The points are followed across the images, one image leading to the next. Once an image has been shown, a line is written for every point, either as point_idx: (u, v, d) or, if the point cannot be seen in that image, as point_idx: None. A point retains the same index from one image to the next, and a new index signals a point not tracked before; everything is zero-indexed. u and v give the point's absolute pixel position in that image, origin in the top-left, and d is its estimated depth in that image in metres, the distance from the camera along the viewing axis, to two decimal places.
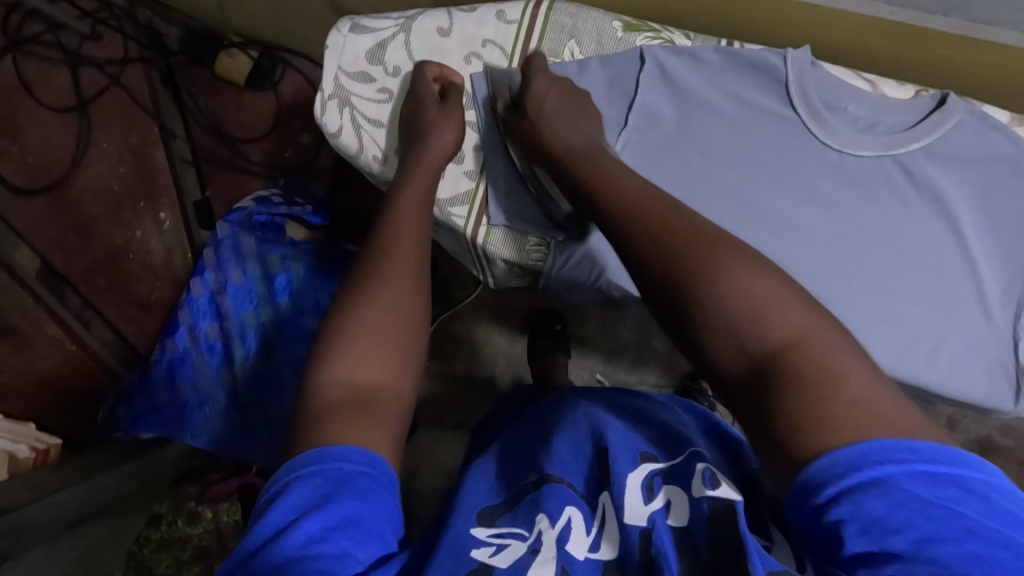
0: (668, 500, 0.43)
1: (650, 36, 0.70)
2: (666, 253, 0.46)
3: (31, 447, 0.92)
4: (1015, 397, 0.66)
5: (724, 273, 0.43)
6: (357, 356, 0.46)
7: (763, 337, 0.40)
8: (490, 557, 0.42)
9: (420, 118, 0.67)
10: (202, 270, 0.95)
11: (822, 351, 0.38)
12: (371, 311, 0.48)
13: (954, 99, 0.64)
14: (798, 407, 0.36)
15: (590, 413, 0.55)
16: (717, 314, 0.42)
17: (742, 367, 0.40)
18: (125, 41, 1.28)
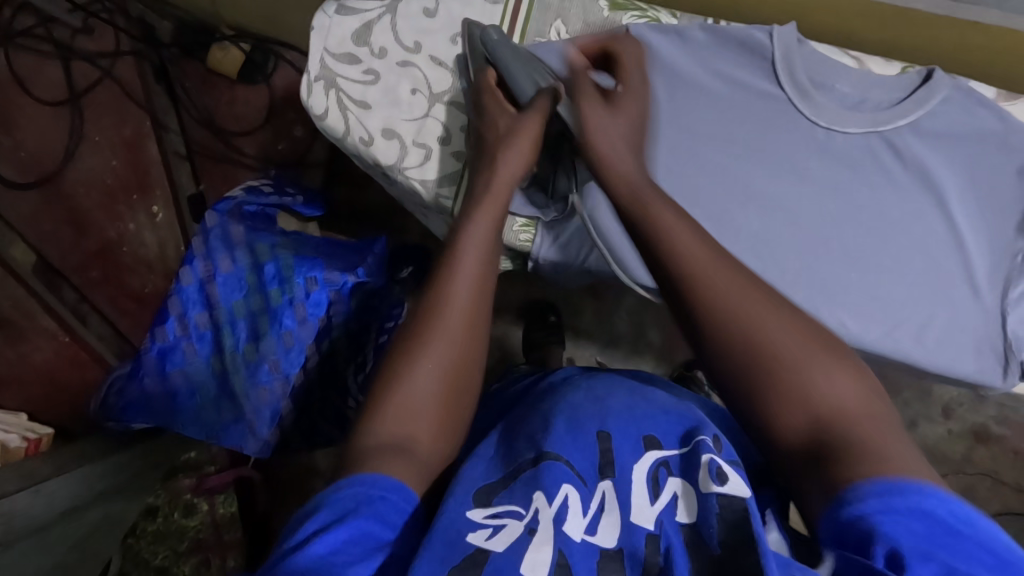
0: (674, 495, 0.44)
1: (636, 14, 0.70)
2: (719, 270, 0.46)
3: (22, 437, 0.92)
4: (1002, 373, 0.66)
5: (794, 346, 0.43)
6: (404, 413, 0.46)
7: (827, 407, 0.40)
8: (485, 541, 0.41)
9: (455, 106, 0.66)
10: (191, 259, 0.94)
11: (865, 404, 0.41)
12: (426, 373, 0.47)
13: (940, 75, 0.64)
14: (852, 465, 0.37)
15: (588, 393, 0.54)
16: (794, 390, 0.41)
17: (798, 438, 0.41)
18: (116, 33, 1.29)
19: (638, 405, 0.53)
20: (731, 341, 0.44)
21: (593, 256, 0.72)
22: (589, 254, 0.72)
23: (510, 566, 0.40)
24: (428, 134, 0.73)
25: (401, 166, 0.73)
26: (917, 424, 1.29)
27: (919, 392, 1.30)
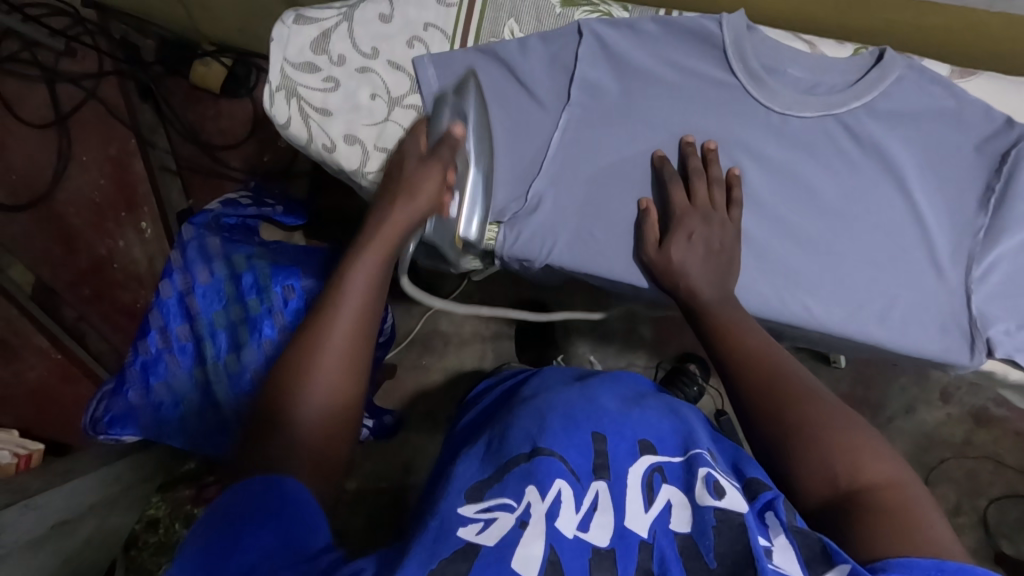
0: (667, 502, 0.45)
1: (588, 9, 0.71)
2: (769, 383, 0.52)
3: (12, 453, 0.94)
4: (970, 350, 0.65)
5: (825, 413, 0.48)
6: (298, 439, 0.46)
7: (853, 475, 0.45)
8: (476, 535, 0.40)
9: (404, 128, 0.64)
10: (170, 272, 0.96)
11: (903, 494, 0.43)
12: (333, 362, 0.49)
13: (892, 54, 0.64)
14: (879, 528, 0.41)
15: (578, 392, 0.55)
16: (831, 472, 0.45)
17: (825, 502, 0.45)
18: (99, 56, 1.28)
19: (603, 402, 0.54)
20: (768, 404, 0.50)
21: (555, 253, 0.71)
22: (551, 250, 0.71)
23: (503, 558, 0.39)
24: (389, 138, 0.74)
25: (364, 171, 0.74)
26: (915, 409, 1.28)
27: (915, 376, 1.29)
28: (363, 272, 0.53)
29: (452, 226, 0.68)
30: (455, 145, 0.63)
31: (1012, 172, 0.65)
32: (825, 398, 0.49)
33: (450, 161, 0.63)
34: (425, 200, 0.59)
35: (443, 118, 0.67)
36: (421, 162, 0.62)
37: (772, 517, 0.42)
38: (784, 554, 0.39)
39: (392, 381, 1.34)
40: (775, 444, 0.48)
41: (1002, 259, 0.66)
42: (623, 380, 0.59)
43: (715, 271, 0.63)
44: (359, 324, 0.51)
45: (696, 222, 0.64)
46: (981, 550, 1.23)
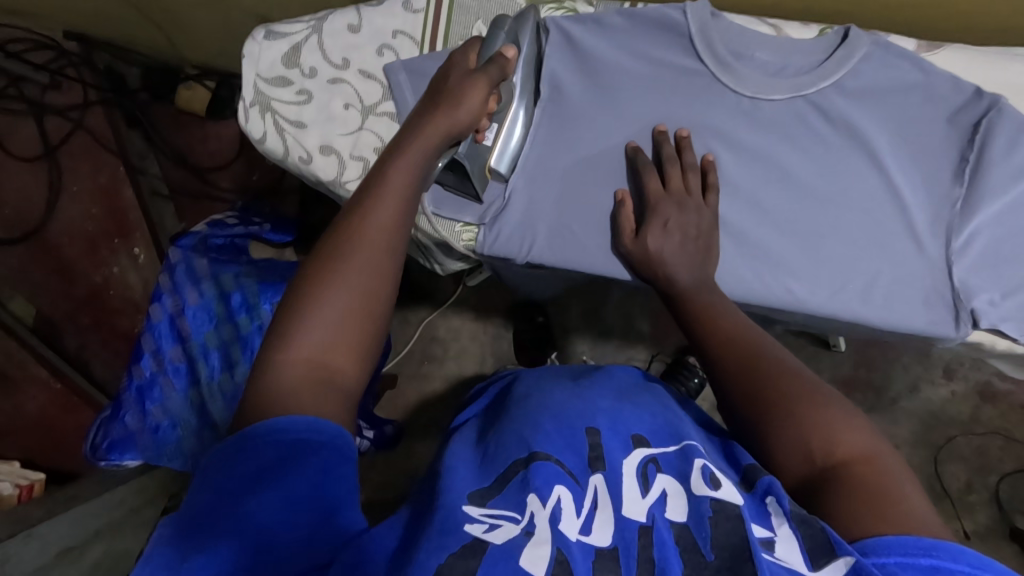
0: (663, 492, 0.44)
1: (552, 6, 0.70)
2: (751, 365, 0.51)
3: (13, 484, 0.94)
4: (956, 323, 0.66)
5: (799, 391, 0.48)
6: (320, 336, 0.44)
7: (829, 451, 0.45)
8: (483, 533, 0.38)
9: (444, 84, 0.59)
10: (159, 295, 0.96)
11: (884, 468, 0.43)
12: (334, 306, 0.45)
13: (858, 32, 0.64)
14: (855, 505, 0.41)
15: (569, 391, 0.54)
16: (812, 445, 0.46)
17: (802, 480, 0.45)
18: (84, 88, 1.29)
19: (595, 392, 0.54)
20: (745, 381, 0.51)
21: (535, 251, 0.71)
22: (530, 248, 0.71)
23: (510, 556, 0.37)
24: (364, 146, 0.74)
25: (341, 181, 0.75)
26: (920, 387, 1.27)
27: (918, 354, 1.28)
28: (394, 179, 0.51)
29: (484, 155, 0.68)
30: (506, 66, 0.63)
31: (986, 141, 0.64)
32: (804, 377, 0.50)
33: (497, 79, 0.61)
34: (471, 107, 0.58)
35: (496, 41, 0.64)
36: (466, 75, 0.60)
37: (775, 504, 0.42)
38: (786, 544, 0.39)
39: (393, 391, 1.34)
40: (752, 422, 0.49)
41: (981, 229, 0.66)
42: (616, 373, 0.59)
43: (693, 257, 0.63)
44: (388, 225, 0.49)
45: (670, 209, 0.65)
46: (997, 527, 1.21)
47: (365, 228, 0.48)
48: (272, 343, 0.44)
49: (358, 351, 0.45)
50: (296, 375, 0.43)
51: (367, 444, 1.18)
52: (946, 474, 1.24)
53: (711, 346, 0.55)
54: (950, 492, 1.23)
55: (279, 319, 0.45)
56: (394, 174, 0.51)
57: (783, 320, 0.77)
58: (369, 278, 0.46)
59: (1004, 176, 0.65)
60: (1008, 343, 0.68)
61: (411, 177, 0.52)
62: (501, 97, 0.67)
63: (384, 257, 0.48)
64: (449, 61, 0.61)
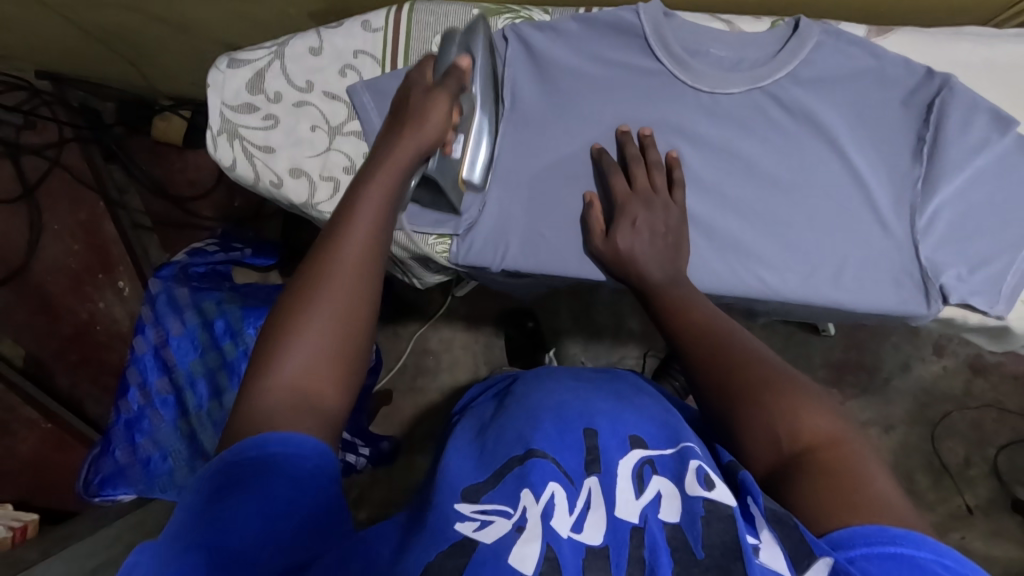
0: (658, 493, 0.44)
1: (510, 16, 0.72)
2: (723, 357, 0.52)
3: (7, 527, 0.93)
4: (926, 301, 0.66)
5: (769, 378, 0.49)
6: (304, 360, 0.44)
7: (796, 436, 0.46)
8: (474, 531, 0.40)
9: (411, 106, 0.61)
10: (141, 328, 0.96)
11: (850, 451, 0.45)
12: (315, 324, 0.46)
13: (808, 22, 0.65)
14: (821, 491, 0.42)
15: (573, 391, 0.54)
16: (784, 427, 0.46)
17: (772, 468, 0.46)
18: (59, 125, 1.29)
19: (594, 396, 0.53)
20: (712, 374, 0.52)
21: (508, 258, 0.71)
22: (503, 255, 0.72)
23: (498, 555, 0.38)
24: (334, 166, 0.75)
25: (313, 203, 0.75)
26: (911, 365, 1.27)
27: (907, 333, 1.29)
28: (367, 202, 0.52)
29: (454, 165, 0.68)
30: (461, 79, 0.64)
31: (940, 120, 0.66)
32: (774, 361, 0.51)
33: (457, 93, 0.64)
34: (436, 124, 0.60)
35: (451, 48, 0.67)
36: (427, 92, 0.62)
37: (754, 505, 0.41)
38: (771, 550, 0.38)
39: (389, 406, 1.34)
40: (722, 411, 0.50)
41: (944, 207, 0.67)
42: (615, 380, 0.58)
43: (664, 254, 0.64)
44: (365, 250, 0.50)
45: (638, 208, 0.65)
46: (998, 499, 1.22)
47: (343, 250, 0.49)
48: (256, 373, 0.44)
49: (340, 374, 0.46)
50: (279, 403, 0.43)
51: (364, 462, 1.17)
52: (944, 451, 1.24)
53: (683, 339, 0.56)
54: (950, 467, 1.23)
55: (263, 344, 0.46)
56: (368, 199, 0.52)
57: (763, 311, 0.78)
58: (351, 296, 0.47)
59: (961, 154, 0.66)
60: (980, 316, 0.68)
61: (387, 200, 0.54)
62: (465, 108, 0.67)
63: (364, 282, 0.48)
64: (409, 78, 0.64)
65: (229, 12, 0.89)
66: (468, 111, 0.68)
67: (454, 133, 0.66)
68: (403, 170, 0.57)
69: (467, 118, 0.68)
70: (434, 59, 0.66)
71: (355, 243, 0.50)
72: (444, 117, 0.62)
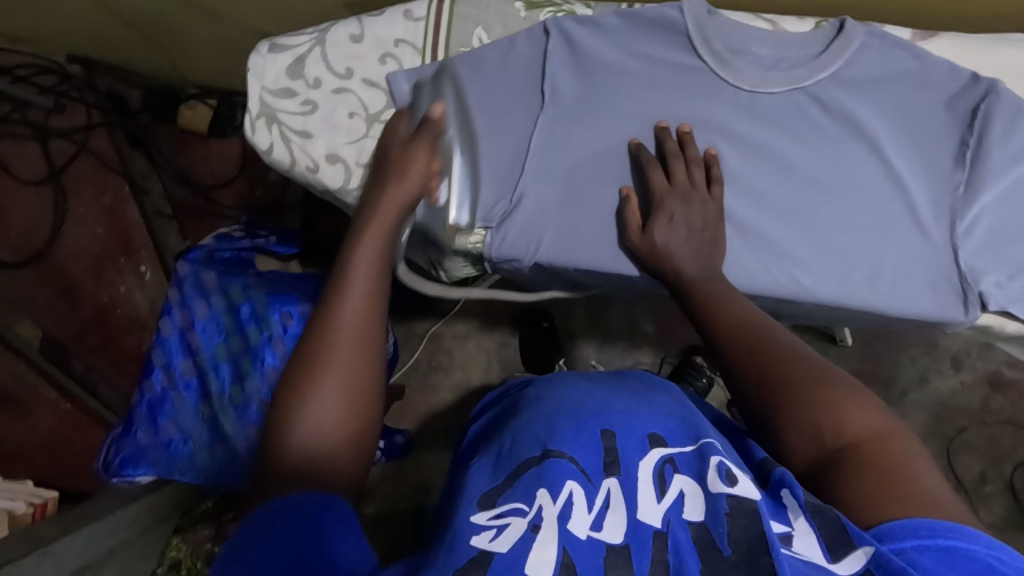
0: (680, 492, 0.43)
1: (551, 10, 0.72)
2: (763, 350, 0.52)
3: (28, 503, 0.94)
4: (964, 306, 0.66)
5: (809, 374, 0.49)
6: (318, 420, 0.46)
7: (839, 431, 0.46)
8: (489, 543, 0.39)
9: (392, 157, 0.66)
10: (169, 309, 0.97)
11: (895, 447, 0.44)
12: (328, 385, 0.47)
13: (852, 23, 0.66)
14: (863, 486, 0.42)
15: (590, 391, 0.54)
16: (828, 419, 0.46)
17: (812, 462, 0.46)
18: (88, 108, 1.30)
19: (620, 398, 0.52)
20: (753, 369, 0.51)
21: (544, 249, 0.71)
22: (538, 247, 0.71)
23: (513, 564, 0.37)
24: (370, 153, 0.75)
25: (348, 189, 0.75)
26: (928, 378, 1.26)
27: (925, 346, 1.28)
28: (361, 263, 0.54)
29: (442, 212, 0.73)
30: (436, 125, 0.69)
31: (983, 126, 0.66)
32: (814, 355, 0.51)
33: (434, 143, 0.68)
34: (416, 177, 0.64)
35: (423, 99, 0.73)
36: (405, 146, 0.67)
37: (789, 496, 0.41)
38: (805, 539, 0.38)
39: (402, 402, 1.34)
40: (761, 405, 0.49)
41: (985, 213, 0.66)
42: (634, 376, 0.58)
43: (701, 250, 0.64)
44: (364, 308, 0.51)
45: (676, 203, 0.65)
46: (1014, 518, 1.20)
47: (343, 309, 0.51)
48: (271, 440, 0.46)
49: (352, 433, 0.47)
50: (298, 469, 0.44)
51: (378, 455, 1.18)
52: (959, 466, 1.23)
53: (723, 331, 0.56)
54: (964, 483, 1.22)
55: (280, 405, 0.47)
56: (359, 265, 0.54)
57: (793, 313, 0.77)
58: (356, 358, 0.49)
59: (1003, 160, 0.66)
60: (1016, 324, 0.68)
61: (379, 256, 0.56)
62: (442, 154, 0.72)
63: (367, 340, 0.50)
64: (385, 134, 0.70)
65: (270, 2, 0.90)
66: (447, 156, 0.72)
67: (437, 180, 0.70)
68: (395, 222, 0.60)
69: (446, 165, 0.72)
70: (409, 116, 0.72)
71: (353, 307, 0.51)
72: (427, 163, 0.66)
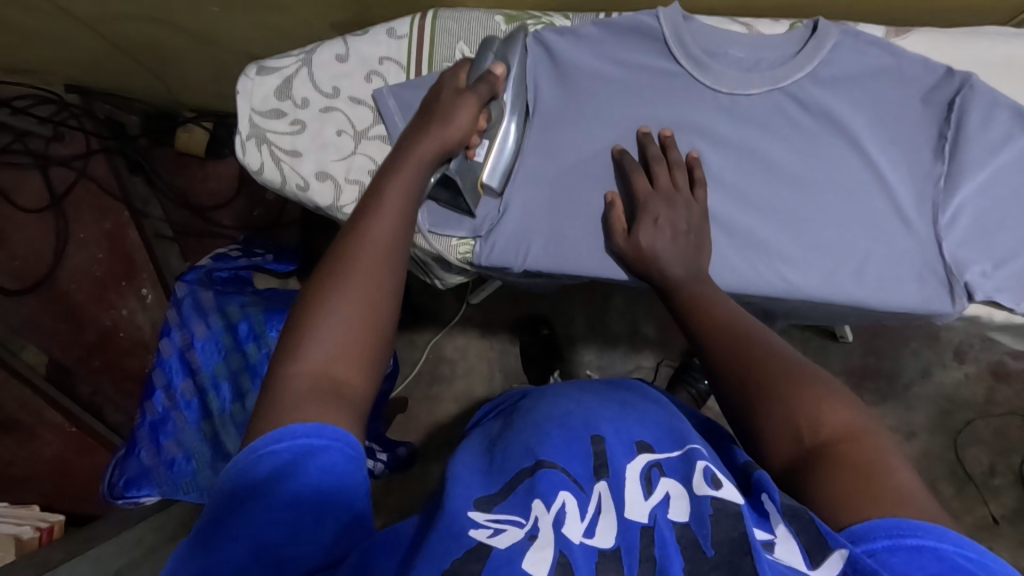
0: (667, 495, 0.44)
1: (532, 22, 0.74)
2: (746, 348, 0.53)
3: (35, 527, 0.95)
4: (950, 298, 0.66)
5: (789, 371, 0.49)
6: (329, 346, 0.44)
7: (815, 428, 0.46)
8: (488, 537, 0.40)
9: (437, 105, 0.65)
10: (168, 330, 0.98)
11: (871, 445, 0.44)
12: (343, 312, 0.45)
13: (826, 23, 0.66)
14: (837, 485, 0.42)
15: (578, 401, 0.53)
16: (802, 411, 0.47)
17: (792, 460, 0.46)
18: (86, 137, 1.32)
19: (609, 405, 0.53)
20: (735, 369, 0.52)
21: (531, 258, 0.72)
22: (526, 256, 0.72)
23: (513, 557, 0.38)
24: (359, 169, 0.76)
25: (338, 205, 0.77)
26: (931, 371, 1.26)
27: (928, 339, 1.27)
28: (391, 200, 0.53)
29: (476, 168, 0.70)
30: (493, 84, 0.67)
31: (960, 119, 0.67)
32: (793, 352, 0.52)
33: (485, 98, 0.66)
34: (460, 127, 0.62)
35: (486, 55, 0.69)
36: (456, 95, 0.65)
37: (769, 503, 0.41)
38: (785, 545, 0.39)
39: (405, 414, 1.34)
40: (743, 405, 0.50)
41: (965, 205, 0.67)
42: (626, 388, 0.57)
43: (687, 252, 0.65)
44: (389, 242, 0.50)
45: (660, 206, 0.66)
46: None
47: (370, 235, 0.50)
48: (280, 359, 0.44)
49: (364, 362, 0.45)
50: (306, 388, 0.42)
51: (382, 468, 1.19)
52: (968, 459, 1.22)
53: (708, 329, 0.57)
54: (973, 476, 1.22)
55: (292, 326, 0.46)
56: (389, 198, 0.53)
57: (785, 310, 0.78)
58: (377, 292, 0.47)
59: (982, 152, 0.67)
60: (1006, 313, 0.68)
61: (409, 193, 0.55)
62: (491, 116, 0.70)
63: (389, 274, 0.49)
64: (442, 79, 0.67)
65: (259, 26, 0.92)
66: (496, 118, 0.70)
67: (478, 138, 0.69)
68: (425, 167, 0.59)
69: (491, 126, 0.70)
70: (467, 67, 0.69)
71: (381, 238, 0.50)
72: (473, 113, 0.64)
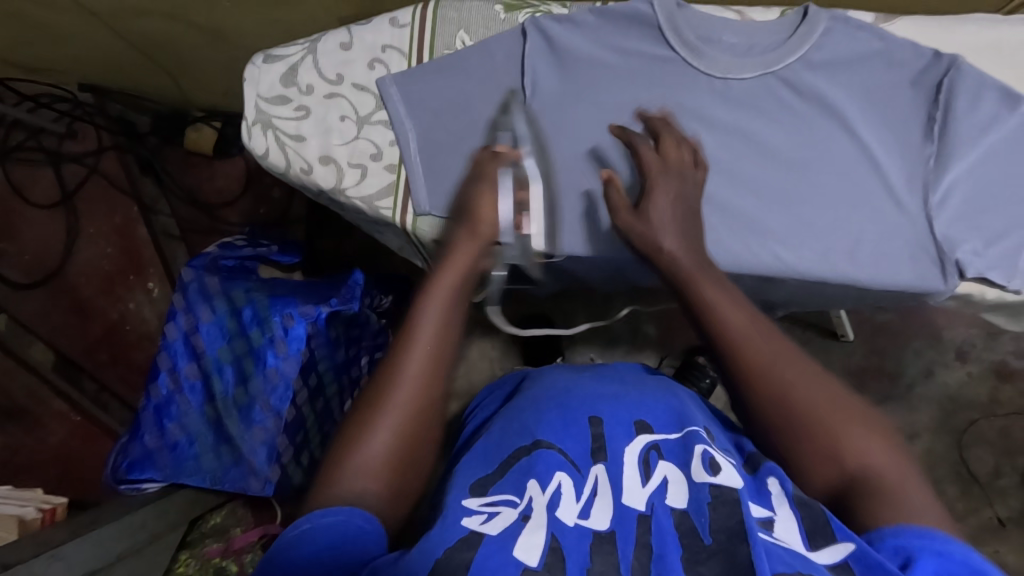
0: (664, 479, 0.44)
1: (530, 11, 0.76)
2: (773, 369, 0.52)
3: (38, 508, 0.96)
4: (942, 275, 0.67)
5: (820, 400, 0.51)
6: (369, 474, 0.47)
7: (851, 462, 0.48)
8: (481, 524, 0.40)
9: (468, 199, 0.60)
10: (173, 315, 0.99)
11: (893, 469, 0.48)
12: (379, 442, 0.48)
13: (816, 9, 0.68)
14: (869, 510, 0.46)
15: (579, 381, 0.56)
16: (838, 452, 0.49)
17: (832, 490, 0.49)
18: (97, 132, 1.34)
19: (608, 384, 0.56)
20: (766, 394, 0.52)
21: None
22: None
23: (504, 546, 0.38)
24: (361, 154, 0.78)
25: (341, 188, 0.78)
26: (934, 371, 1.26)
27: (930, 339, 1.27)
28: (430, 317, 0.52)
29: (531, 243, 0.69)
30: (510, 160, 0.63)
31: (949, 100, 0.68)
32: (819, 376, 0.52)
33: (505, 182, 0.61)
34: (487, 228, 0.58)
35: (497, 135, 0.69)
36: (471, 187, 0.61)
37: (776, 489, 0.44)
38: (785, 524, 0.41)
39: None
40: (778, 435, 0.51)
41: (956, 183, 0.68)
42: (625, 367, 0.61)
43: (687, 228, 0.63)
44: (425, 369, 0.50)
45: (661, 179, 0.65)
46: None
47: (407, 361, 0.50)
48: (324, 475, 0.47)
49: (395, 489, 0.48)
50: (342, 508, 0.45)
51: None
52: (972, 459, 1.22)
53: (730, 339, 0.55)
54: (978, 476, 1.21)
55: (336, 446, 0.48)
56: (427, 318, 0.52)
57: (783, 296, 0.78)
58: (412, 420, 0.49)
59: (970, 133, 0.68)
60: (997, 291, 0.70)
61: (450, 312, 0.53)
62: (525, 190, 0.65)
63: (425, 403, 0.50)
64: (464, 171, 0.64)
65: (267, 20, 0.94)
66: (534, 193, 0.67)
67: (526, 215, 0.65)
68: (468, 279, 0.56)
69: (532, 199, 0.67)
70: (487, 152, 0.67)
71: (416, 365, 0.50)
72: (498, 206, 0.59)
